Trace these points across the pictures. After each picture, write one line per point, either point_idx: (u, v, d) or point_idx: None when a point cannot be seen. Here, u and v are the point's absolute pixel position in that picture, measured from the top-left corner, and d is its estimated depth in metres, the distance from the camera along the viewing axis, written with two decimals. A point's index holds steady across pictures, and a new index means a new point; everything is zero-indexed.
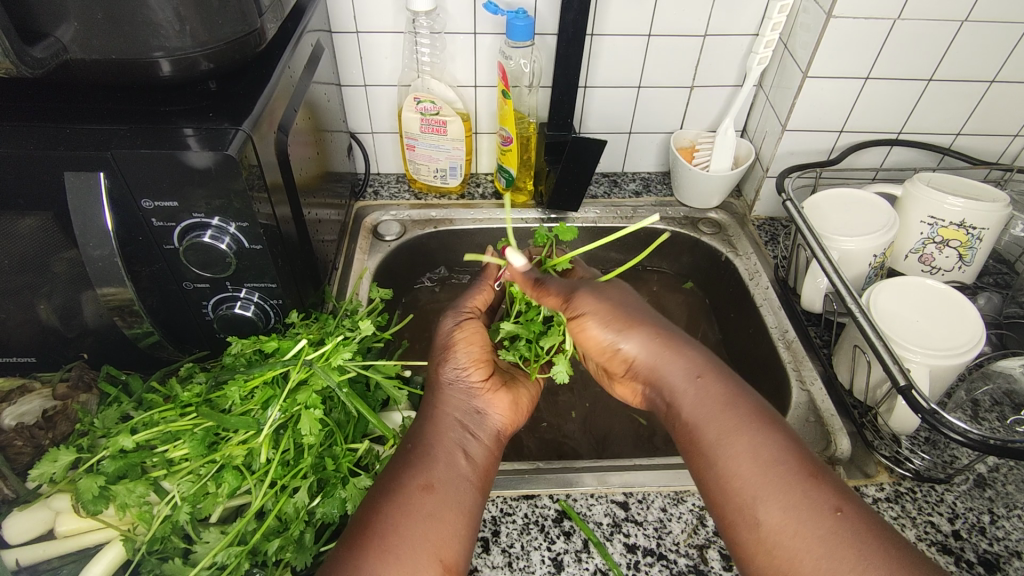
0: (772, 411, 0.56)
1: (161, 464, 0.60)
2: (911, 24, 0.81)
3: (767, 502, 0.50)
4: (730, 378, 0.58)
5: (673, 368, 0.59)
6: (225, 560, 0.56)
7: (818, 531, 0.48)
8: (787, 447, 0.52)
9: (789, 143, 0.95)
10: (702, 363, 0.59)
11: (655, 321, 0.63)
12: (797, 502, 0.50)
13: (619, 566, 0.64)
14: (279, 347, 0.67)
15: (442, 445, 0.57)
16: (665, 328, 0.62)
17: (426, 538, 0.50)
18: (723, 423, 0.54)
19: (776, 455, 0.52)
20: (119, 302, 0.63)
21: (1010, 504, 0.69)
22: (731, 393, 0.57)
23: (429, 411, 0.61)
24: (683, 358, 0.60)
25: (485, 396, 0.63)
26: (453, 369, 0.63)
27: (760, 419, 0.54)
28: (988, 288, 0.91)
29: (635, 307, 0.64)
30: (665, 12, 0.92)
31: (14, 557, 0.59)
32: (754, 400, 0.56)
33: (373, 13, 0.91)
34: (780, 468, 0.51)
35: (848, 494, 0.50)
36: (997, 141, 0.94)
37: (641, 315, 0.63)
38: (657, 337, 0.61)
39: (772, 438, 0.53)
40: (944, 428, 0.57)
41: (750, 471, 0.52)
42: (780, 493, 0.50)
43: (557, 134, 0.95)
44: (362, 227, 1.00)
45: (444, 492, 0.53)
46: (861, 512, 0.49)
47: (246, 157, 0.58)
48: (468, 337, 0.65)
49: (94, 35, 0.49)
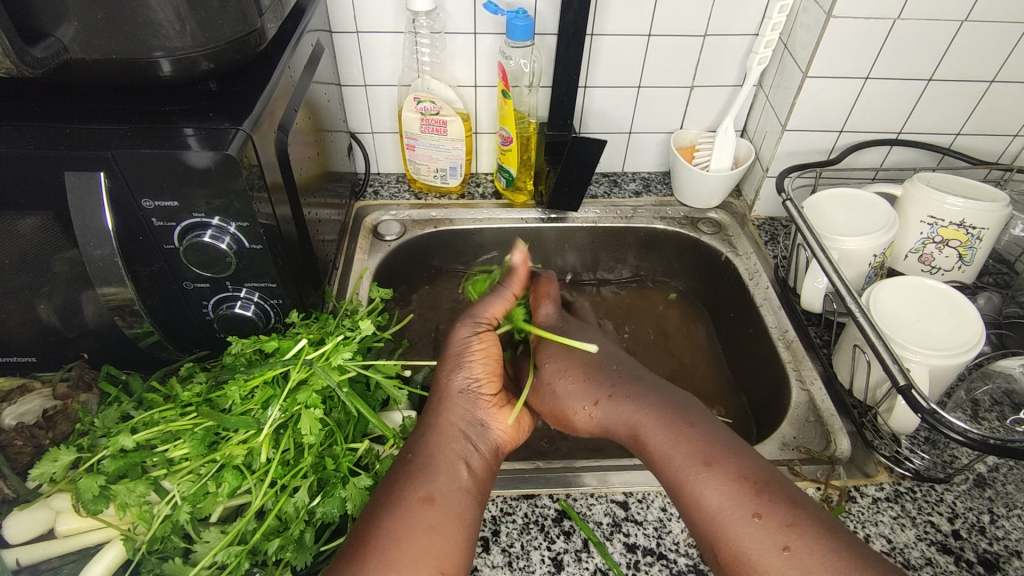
0: (711, 449, 0.54)
1: (161, 463, 0.60)
2: (911, 24, 0.81)
3: (720, 547, 0.51)
4: (670, 421, 0.57)
5: (619, 429, 0.60)
6: (225, 559, 0.56)
7: (769, 574, 0.48)
8: (727, 490, 0.51)
9: (789, 143, 0.95)
10: (638, 418, 0.59)
11: (589, 387, 0.63)
12: (744, 545, 0.49)
13: (619, 565, 0.64)
14: (279, 347, 0.67)
15: (444, 457, 0.56)
16: (600, 390, 0.62)
17: (429, 552, 0.50)
18: (666, 475, 0.55)
19: (717, 501, 0.51)
20: (120, 302, 0.63)
21: (1009, 504, 0.69)
22: (666, 441, 0.56)
23: (432, 418, 0.59)
24: (619, 417, 0.60)
25: (489, 410, 0.60)
26: (466, 377, 0.61)
27: (695, 466, 0.53)
28: (987, 287, 0.91)
29: (569, 381, 0.64)
30: (665, 12, 0.92)
31: (14, 556, 0.60)
32: (692, 440, 0.55)
33: (373, 13, 0.91)
34: (721, 516, 0.51)
35: (802, 524, 0.48)
36: (997, 141, 0.94)
37: (577, 381, 0.64)
38: (597, 402, 0.62)
39: (709, 486, 0.52)
40: (944, 427, 0.57)
41: (698, 521, 0.52)
42: (726, 540, 0.50)
43: (557, 134, 0.95)
44: (362, 227, 1.00)
45: (446, 505, 0.53)
46: (809, 547, 0.47)
47: (246, 156, 0.58)
48: (488, 350, 0.62)
49: (94, 34, 0.49)
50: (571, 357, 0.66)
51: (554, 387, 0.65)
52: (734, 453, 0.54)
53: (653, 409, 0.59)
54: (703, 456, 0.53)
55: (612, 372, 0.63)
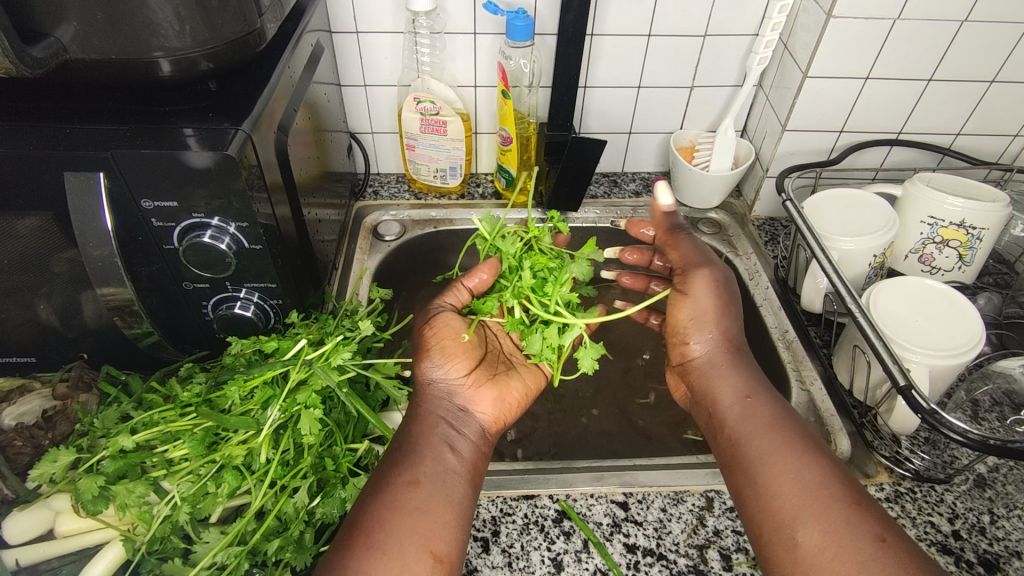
0: (815, 439, 0.59)
1: (161, 464, 0.60)
2: (911, 24, 0.81)
3: (807, 523, 0.52)
4: (778, 402, 0.63)
5: (731, 382, 0.65)
6: (225, 560, 0.56)
7: (857, 557, 0.50)
8: (830, 473, 0.55)
9: (789, 143, 0.95)
10: (757, 384, 0.65)
11: (735, 335, 0.69)
12: (838, 525, 0.52)
13: (619, 566, 0.64)
14: (279, 348, 0.67)
15: (427, 441, 0.58)
16: (743, 342, 0.70)
17: (416, 531, 0.51)
18: (767, 443, 0.59)
19: (819, 479, 0.55)
20: (119, 302, 0.63)
21: (1010, 504, 0.69)
22: (774, 419, 0.61)
23: (413, 410, 0.61)
24: (735, 379, 0.65)
25: (468, 392, 0.63)
26: (436, 365, 0.63)
27: (803, 444, 0.58)
28: (988, 288, 0.91)
29: (730, 313, 0.70)
30: (664, 12, 0.92)
31: (14, 556, 0.59)
32: (798, 426, 0.60)
33: (372, 12, 0.91)
34: (822, 493, 0.54)
35: (892, 525, 0.51)
36: (997, 141, 0.94)
37: (732, 318, 0.70)
38: (733, 349, 0.68)
39: (814, 465, 0.56)
40: (944, 427, 0.57)
41: (794, 493, 0.54)
42: (820, 517, 0.52)
43: (557, 134, 0.95)
44: (362, 227, 1.00)
45: (431, 486, 0.54)
46: (903, 540, 0.50)
47: (246, 157, 0.57)
48: (441, 332, 0.65)
49: (93, 35, 0.49)
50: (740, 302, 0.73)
51: (722, 301, 0.70)
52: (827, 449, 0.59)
53: (770, 388, 0.65)
54: (810, 438, 0.58)
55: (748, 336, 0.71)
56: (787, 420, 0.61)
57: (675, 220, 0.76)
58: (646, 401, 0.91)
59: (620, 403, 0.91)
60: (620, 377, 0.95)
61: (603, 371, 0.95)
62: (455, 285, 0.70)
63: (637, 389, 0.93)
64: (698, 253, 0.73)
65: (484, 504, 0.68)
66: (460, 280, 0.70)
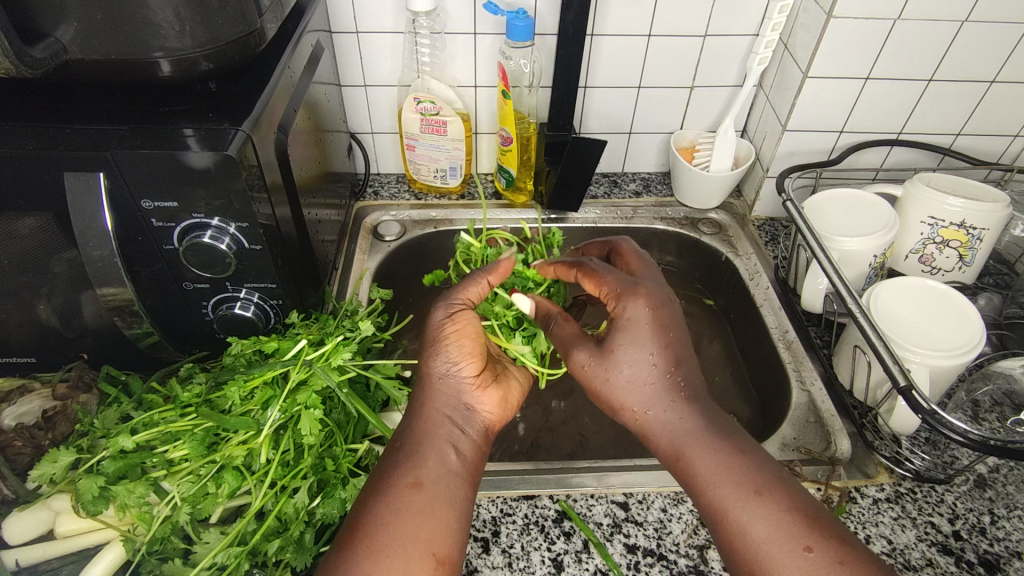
0: (768, 477, 0.54)
1: (161, 464, 0.60)
2: (911, 24, 0.81)
3: (761, 572, 0.51)
4: (722, 444, 0.57)
5: (660, 446, 0.59)
6: (225, 561, 0.56)
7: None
8: (779, 521, 0.52)
9: (789, 144, 0.95)
10: (687, 435, 0.58)
11: (646, 392, 0.60)
12: (790, 572, 0.49)
13: (619, 566, 0.64)
14: (279, 348, 0.67)
15: (429, 443, 0.57)
16: (660, 400, 0.60)
17: (417, 534, 0.51)
18: (711, 496, 0.55)
19: (767, 530, 0.52)
20: (119, 302, 0.63)
21: (1010, 505, 0.69)
22: (714, 465, 0.56)
23: (416, 408, 0.60)
24: (666, 436, 0.59)
25: (475, 393, 0.62)
26: (445, 361, 0.62)
27: (746, 492, 0.54)
28: (988, 288, 0.91)
29: (629, 382, 0.60)
30: (664, 12, 0.92)
31: (14, 557, 0.60)
32: (748, 464, 0.55)
33: (373, 13, 0.91)
34: (773, 540, 0.51)
35: (849, 563, 0.49)
36: (997, 141, 0.94)
37: (637, 384, 0.60)
38: (650, 412, 0.60)
39: (764, 511, 0.52)
40: (944, 428, 0.57)
41: (745, 542, 0.52)
42: (772, 564, 0.50)
43: (557, 134, 0.95)
44: (362, 227, 1.00)
45: (434, 488, 0.54)
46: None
47: (246, 157, 0.57)
48: (461, 330, 0.63)
49: (93, 35, 0.48)
50: (651, 348, 0.60)
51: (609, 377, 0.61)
52: (784, 485, 0.54)
53: (702, 433, 0.58)
54: (754, 484, 0.53)
55: (674, 377, 0.60)
56: (727, 467, 0.55)
57: (545, 319, 0.69)
58: None
59: None
60: None
61: None
62: (478, 277, 0.67)
63: None
64: (567, 340, 0.65)
65: (484, 504, 0.68)
66: (484, 273, 0.67)
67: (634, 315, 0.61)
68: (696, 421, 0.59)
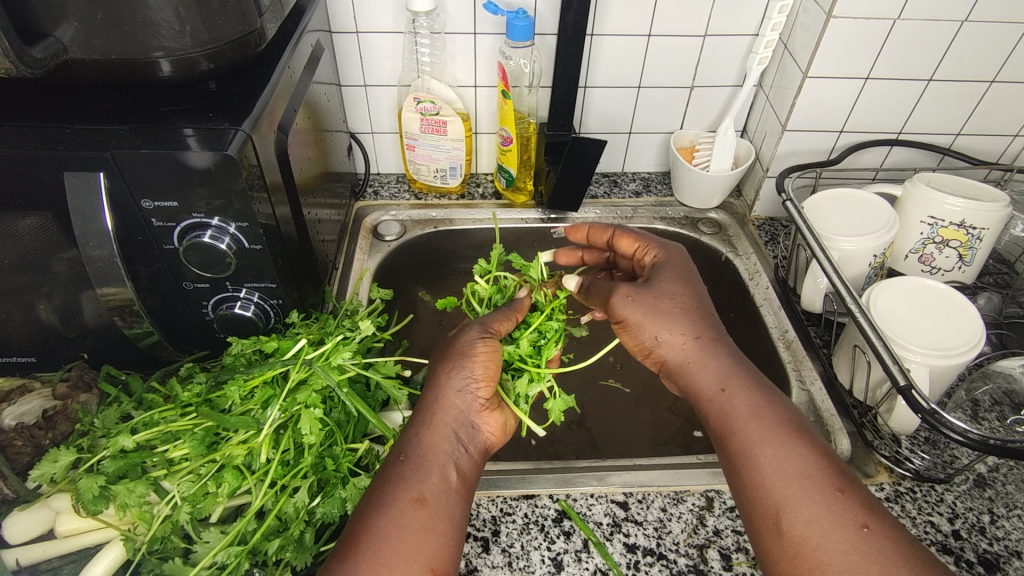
0: (801, 424, 0.57)
1: (161, 464, 0.60)
2: (910, 24, 0.81)
3: (793, 512, 0.52)
4: (758, 390, 0.60)
5: (706, 374, 0.62)
6: (225, 560, 0.56)
7: (840, 545, 0.49)
8: (814, 461, 0.54)
9: (789, 143, 0.95)
10: (732, 373, 0.62)
11: (695, 324, 0.65)
12: (820, 513, 0.51)
13: (619, 565, 0.64)
14: (279, 347, 0.67)
15: (435, 457, 0.56)
16: (707, 330, 0.65)
17: (420, 550, 0.50)
18: (749, 431, 0.57)
19: (803, 469, 0.54)
20: (119, 302, 0.63)
21: (1010, 504, 0.69)
22: (754, 406, 0.59)
23: (433, 399, 0.60)
24: (711, 366, 0.62)
25: (482, 414, 0.61)
26: (464, 378, 0.61)
27: (787, 432, 0.56)
28: (988, 287, 0.91)
29: (684, 305, 0.66)
30: (664, 12, 0.92)
31: (14, 556, 0.60)
32: (784, 412, 0.58)
33: (373, 13, 0.91)
34: (807, 481, 0.53)
35: (876, 510, 0.51)
36: (997, 141, 0.94)
37: (682, 309, 0.66)
38: (694, 340, 0.64)
39: (800, 454, 0.55)
40: (943, 427, 0.57)
41: (779, 482, 0.53)
42: (807, 505, 0.52)
43: (557, 134, 0.95)
44: (362, 227, 1.00)
45: (436, 506, 0.53)
46: (887, 529, 0.50)
47: (246, 157, 0.57)
48: (490, 353, 0.64)
49: (94, 35, 0.49)
50: (685, 288, 0.68)
51: (663, 298, 0.67)
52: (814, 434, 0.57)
53: (746, 376, 0.62)
54: (795, 425, 0.57)
55: (708, 317, 0.66)
56: (767, 409, 0.58)
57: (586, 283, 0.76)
58: (646, 402, 0.91)
59: (619, 403, 0.91)
60: (620, 376, 0.95)
61: (602, 370, 0.96)
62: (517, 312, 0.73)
63: (638, 389, 0.93)
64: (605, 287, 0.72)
65: (483, 504, 0.68)
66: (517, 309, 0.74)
67: (672, 259, 0.73)
68: (733, 360, 0.63)
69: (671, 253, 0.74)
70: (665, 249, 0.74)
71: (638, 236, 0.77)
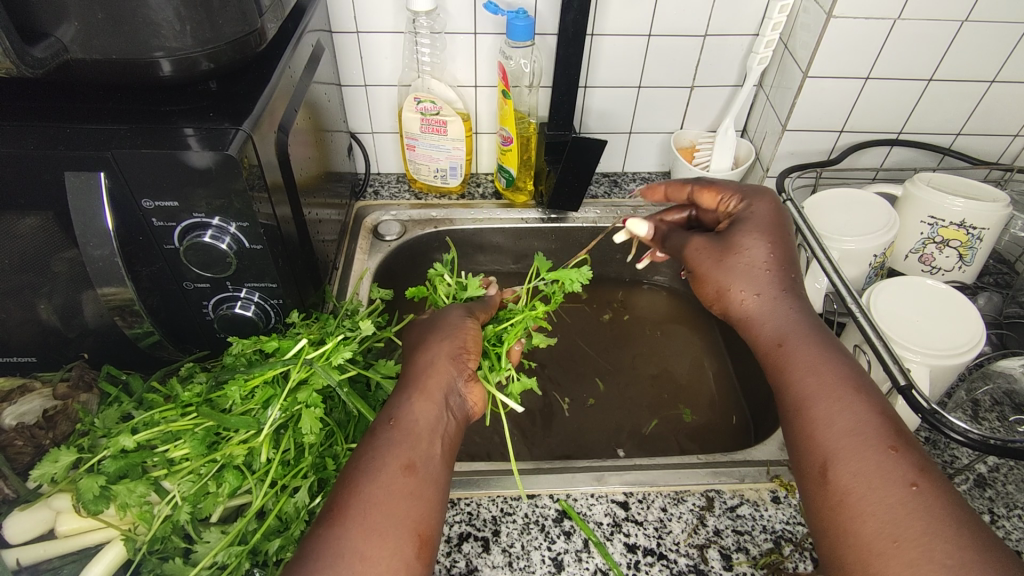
0: (860, 380, 0.56)
1: (161, 463, 0.60)
2: (911, 24, 0.81)
3: (843, 462, 0.51)
4: (824, 345, 0.58)
5: (773, 327, 0.61)
6: (225, 560, 0.56)
7: (885, 500, 0.48)
8: (870, 418, 0.52)
9: (789, 143, 0.95)
10: (791, 329, 0.60)
11: (759, 280, 0.63)
12: (868, 467, 0.50)
13: (619, 565, 0.64)
14: (279, 347, 0.67)
15: (425, 424, 0.56)
16: (771, 286, 0.63)
17: (407, 516, 0.50)
18: (810, 384, 0.56)
19: (855, 424, 0.52)
20: (120, 302, 0.63)
21: (1009, 504, 0.69)
22: (814, 361, 0.57)
23: (420, 364, 0.61)
24: (776, 320, 0.62)
25: (469, 380, 0.61)
26: (455, 349, 0.62)
27: (846, 388, 0.55)
28: (987, 287, 0.91)
29: (754, 262, 0.64)
30: (664, 12, 0.92)
31: (14, 556, 0.60)
32: (843, 368, 0.56)
33: (373, 12, 0.91)
34: (859, 436, 0.51)
35: (930, 469, 0.49)
36: (997, 141, 0.94)
37: (748, 264, 0.64)
38: (758, 295, 0.63)
39: (857, 410, 0.53)
40: (945, 427, 0.57)
41: (830, 433, 0.53)
42: (854, 457, 0.51)
43: (557, 134, 0.95)
44: (362, 227, 1.00)
45: (424, 472, 0.53)
46: (939, 489, 0.48)
47: (246, 157, 0.57)
48: (476, 335, 0.66)
49: (95, 35, 0.49)
50: (760, 240, 0.64)
51: (726, 256, 0.65)
52: (877, 391, 0.55)
53: (812, 332, 0.60)
54: (855, 382, 0.55)
55: (783, 270, 0.63)
56: (827, 364, 0.57)
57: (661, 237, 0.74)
58: (648, 403, 0.91)
59: (618, 402, 0.91)
60: (620, 376, 0.95)
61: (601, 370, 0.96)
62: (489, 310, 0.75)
63: (637, 390, 0.93)
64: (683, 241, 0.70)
65: (484, 504, 0.69)
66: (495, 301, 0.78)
67: (757, 211, 0.67)
68: (806, 316, 0.61)
69: (759, 203, 0.68)
70: (746, 196, 0.69)
71: (722, 185, 0.72)
